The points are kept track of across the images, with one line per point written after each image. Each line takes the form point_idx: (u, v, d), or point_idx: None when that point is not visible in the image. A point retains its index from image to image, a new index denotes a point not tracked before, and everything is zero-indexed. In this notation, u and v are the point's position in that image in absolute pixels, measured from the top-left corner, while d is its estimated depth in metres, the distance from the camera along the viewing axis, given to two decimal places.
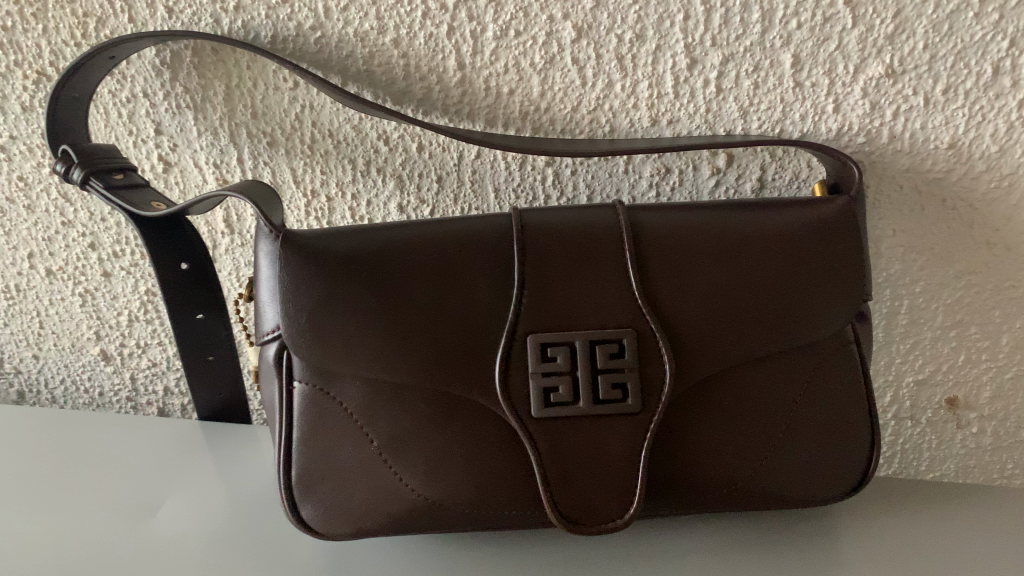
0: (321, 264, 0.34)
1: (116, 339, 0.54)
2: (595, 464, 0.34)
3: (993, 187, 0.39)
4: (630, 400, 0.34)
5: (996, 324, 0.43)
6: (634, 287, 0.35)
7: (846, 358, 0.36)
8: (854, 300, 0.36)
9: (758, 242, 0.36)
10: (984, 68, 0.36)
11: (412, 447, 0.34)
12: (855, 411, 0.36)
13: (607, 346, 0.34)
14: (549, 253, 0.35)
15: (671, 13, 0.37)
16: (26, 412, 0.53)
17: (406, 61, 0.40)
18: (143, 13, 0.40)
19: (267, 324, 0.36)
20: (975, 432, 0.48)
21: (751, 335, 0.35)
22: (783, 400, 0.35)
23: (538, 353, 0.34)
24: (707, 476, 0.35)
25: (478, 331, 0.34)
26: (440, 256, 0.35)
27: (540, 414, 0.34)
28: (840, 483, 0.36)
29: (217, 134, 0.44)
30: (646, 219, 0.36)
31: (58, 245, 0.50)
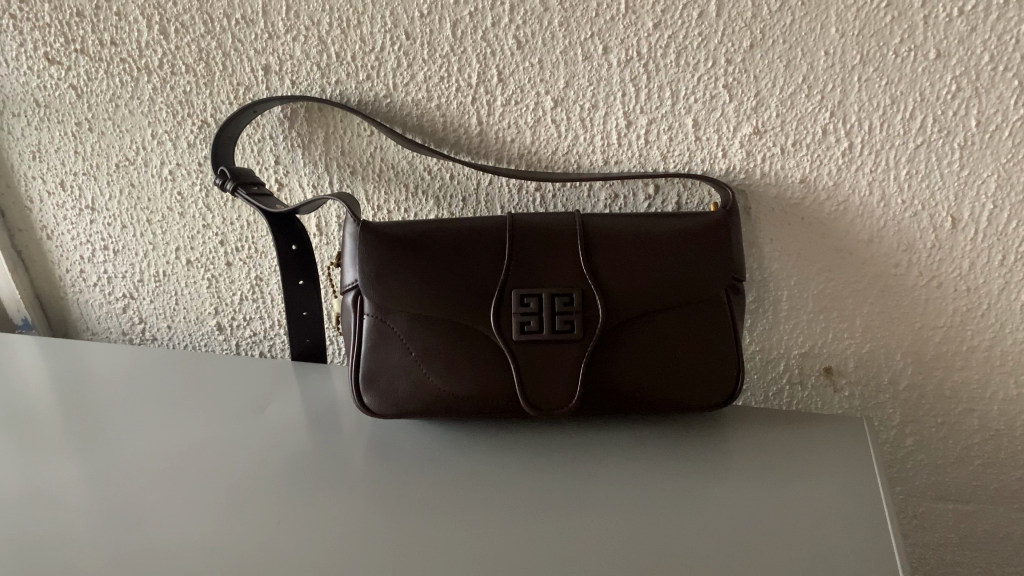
0: (384, 240, 0.55)
1: (229, 313, 0.75)
2: (552, 372, 0.53)
3: (834, 210, 0.58)
4: (576, 331, 0.53)
5: (850, 310, 0.62)
6: (582, 261, 0.54)
7: (723, 315, 0.55)
8: (728, 275, 0.55)
9: (666, 235, 0.54)
10: (817, 130, 0.56)
11: (436, 358, 0.54)
12: (727, 351, 0.55)
13: (562, 297, 0.53)
14: (529, 239, 0.55)
15: (614, 91, 0.57)
16: (159, 359, 0.73)
17: (445, 119, 0.61)
18: (276, 84, 0.62)
19: (347, 278, 0.56)
20: (847, 394, 0.65)
21: (658, 296, 0.54)
22: (679, 337, 0.54)
23: (519, 300, 0.53)
24: (626, 383, 0.54)
25: (481, 284, 0.54)
26: (458, 240, 0.55)
27: (518, 338, 0.53)
28: (716, 397, 0.55)
29: (316, 165, 0.65)
30: (594, 219, 0.56)
31: (198, 242, 0.71)
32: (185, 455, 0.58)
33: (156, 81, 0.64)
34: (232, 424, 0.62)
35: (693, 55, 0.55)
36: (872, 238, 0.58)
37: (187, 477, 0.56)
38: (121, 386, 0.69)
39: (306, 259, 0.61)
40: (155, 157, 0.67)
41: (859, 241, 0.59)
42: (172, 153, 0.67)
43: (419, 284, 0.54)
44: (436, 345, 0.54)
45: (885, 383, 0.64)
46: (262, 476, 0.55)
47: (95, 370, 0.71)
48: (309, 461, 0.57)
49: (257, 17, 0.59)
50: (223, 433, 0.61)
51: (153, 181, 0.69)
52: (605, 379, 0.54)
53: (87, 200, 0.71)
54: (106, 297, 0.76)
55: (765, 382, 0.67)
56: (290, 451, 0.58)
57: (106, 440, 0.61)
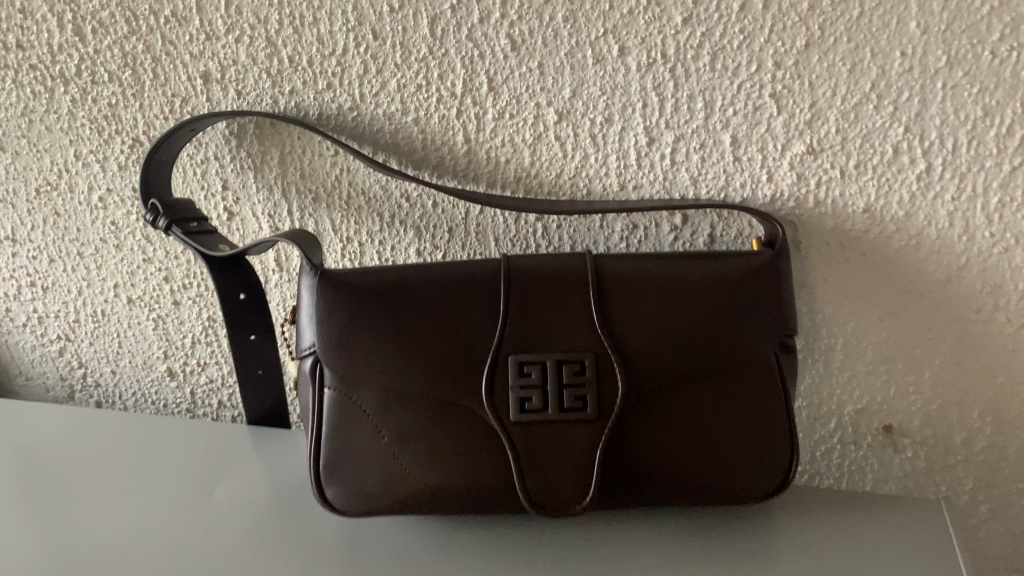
0: (350, 293, 0.44)
1: (181, 358, 0.64)
2: (560, 460, 0.42)
3: (904, 244, 0.47)
4: (589, 409, 0.42)
5: (918, 361, 0.51)
6: (596, 319, 0.43)
7: (772, 382, 0.44)
8: (776, 331, 0.44)
9: (699, 284, 0.44)
10: (886, 149, 0.45)
11: (416, 442, 0.43)
12: (777, 427, 0.44)
13: (572, 366, 0.43)
14: (530, 290, 0.44)
15: (632, 102, 0.46)
16: (108, 418, 0.63)
17: (424, 136, 0.50)
18: (219, 95, 0.51)
19: (302, 344, 0.45)
20: (911, 456, 0.54)
21: (690, 361, 0.43)
22: (719, 413, 0.43)
23: (517, 369, 0.43)
24: (653, 470, 0.43)
25: (470, 350, 0.43)
26: (441, 293, 0.44)
27: (517, 418, 0.42)
28: (765, 483, 0.44)
29: (272, 190, 0.54)
30: (609, 264, 0.45)
31: (139, 277, 0.60)
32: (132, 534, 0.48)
33: (76, 91, 0.53)
34: (192, 497, 0.52)
35: (732, 57, 0.44)
36: (950, 277, 0.47)
37: (136, 554, 0.46)
38: (64, 444, 0.59)
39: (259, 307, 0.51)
40: (81, 181, 0.56)
41: (934, 281, 0.48)
42: (100, 177, 0.56)
43: (393, 351, 0.43)
44: (415, 426, 0.43)
45: (958, 445, 0.53)
46: (226, 554, 0.46)
47: (35, 428, 0.61)
48: (280, 538, 0.47)
49: (191, 14, 0.48)
50: (181, 506, 0.51)
51: (81, 209, 0.58)
52: (627, 465, 0.43)
53: (8, 230, 0.60)
54: (39, 339, 0.66)
55: (811, 441, 0.56)
56: (257, 531, 0.48)
57: (39, 511, 0.51)
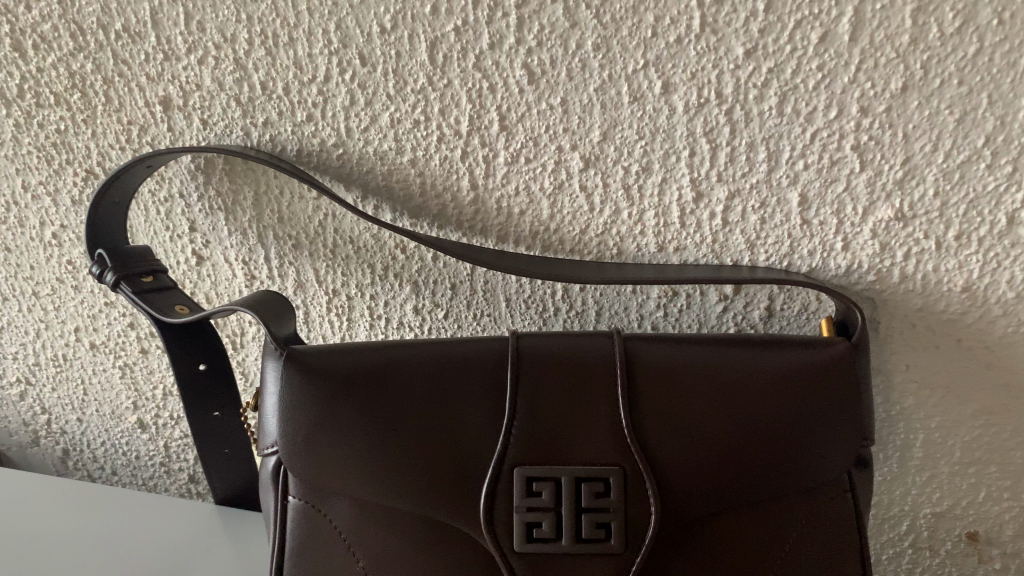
0: (322, 382, 0.36)
1: (152, 409, 0.57)
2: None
3: (1010, 331, 0.38)
4: (613, 540, 0.34)
5: (1016, 465, 0.42)
6: (624, 424, 0.35)
7: (843, 508, 0.35)
8: (853, 446, 0.35)
9: (754, 383, 0.35)
10: (997, 217, 0.35)
11: (398, 570, 0.35)
12: (849, 565, 0.35)
13: (592, 484, 0.34)
14: (543, 384, 0.36)
15: (676, 149, 0.37)
16: (58, 481, 0.55)
17: (422, 180, 0.41)
18: (181, 125, 0.43)
19: (265, 440, 0.37)
20: (998, 567, 0.46)
21: (741, 483, 0.35)
22: (773, 547, 0.35)
23: (524, 487, 0.35)
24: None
25: (468, 460, 0.35)
26: (434, 385, 0.36)
27: (523, 548, 0.34)
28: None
29: (246, 234, 0.46)
30: (643, 352, 0.36)
31: (102, 322, 0.53)
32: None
33: (18, 115, 0.45)
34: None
35: (805, 99, 0.34)
36: None
37: None
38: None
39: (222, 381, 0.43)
40: (31, 215, 0.49)
41: None
42: (52, 211, 0.48)
43: (373, 458, 0.35)
44: (399, 551, 0.35)
45: None
46: None
47: None
48: None
49: (146, 29, 0.40)
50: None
51: (33, 245, 0.50)
52: None
53: None
54: None
55: (876, 542, 0.47)
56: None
57: None
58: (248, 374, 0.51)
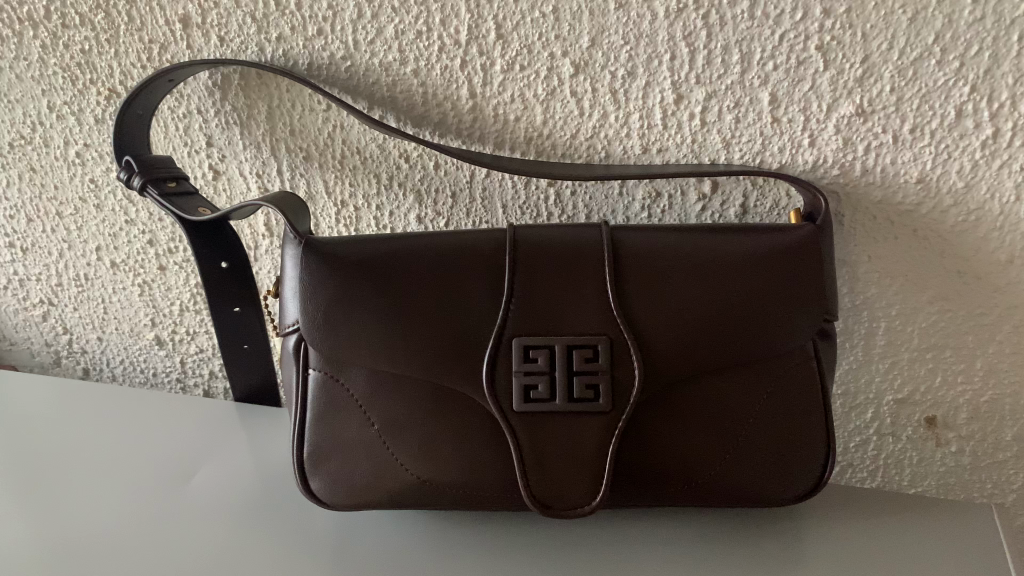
0: (337, 267, 0.40)
1: (169, 326, 0.60)
2: (567, 455, 0.38)
3: (962, 220, 0.42)
4: (601, 399, 0.38)
5: (969, 349, 0.46)
6: (610, 298, 0.39)
7: (807, 373, 0.39)
8: (816, 319, 0.39)
9: (728, 263, 0.39)
10: (947, 111, 0.39)
11: (410, 433, 0.39)
12: (812, 424, 0.39)
13: (583, 350, 0.38)
14: (537, 264, 0.39)
15: (659, 53, 0.41)
16: (85, 388, 0.59)
17: (425, 90, 0.45)
18: (199, 42, 0.46)
19: (287, 320, 0.42)
20: (954, 450, 0.50)
21: (716, 349, 0.38)
22: (744, 407, 0.39)
23: (522, 354, 0.38)
24: (671, 471, 0.39)
25: (471, 333, 0.39)
26: (439, 268, 0.40)
27: (521, 408, 0.38)
28: (797, 486, 0.40)
29: (260, 147, 0.49)
30: (627, 237, 0.40)
31: (122, 240, 0.56)
32: (111, 521, 0.44)
33: (45, 36, 0.48)
34: (174, 479, 0.48)
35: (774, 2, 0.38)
36: (1012, 259, 0.42)
37: (88, 535, 0.43)
38: (40, 410, 0.56)
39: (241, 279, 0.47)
40: (56, 135, 0.52)
41: (993, 262, 0.43)
42: (76, 130, 0.52)
43: (386, 334, 0.39)
44: (410, 416, 0.39)
45: (1008, 440, 0.49)
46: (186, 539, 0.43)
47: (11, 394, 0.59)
48: (253, 523, 0.44)
49: None
50: (162, 490, 0.47)
51: (57, 165, 0.54)
52: (642, 465, 0.39)
53: None
54: (21, 303, 0.62)
55: (845, 431, 0.51)
56: (244, 516, 0.45)
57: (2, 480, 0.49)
58: (261, 284, 0.54)
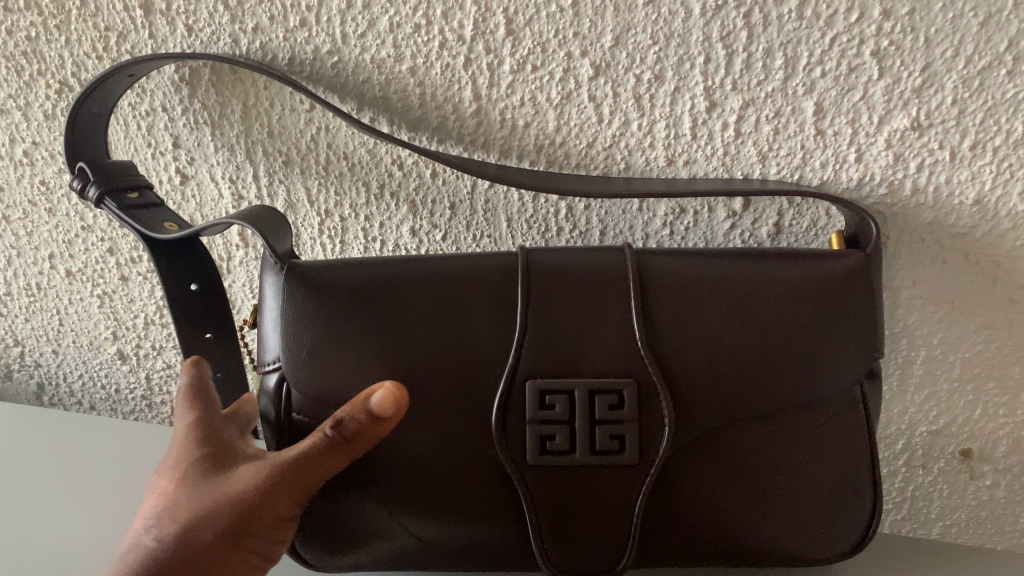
0: (325, 297, 0.35)
1: (132, 340, 0.55)
2: (586, 512, 0.34)
3: (1019, 245, 0.38)
4: (627, 452, 0.34)
5: (1014, 381, 0.42)
6: (638, 334, 0.34)
7: (854, 419, 0.35)
8: (865, 358, 0.35)
9: (769, 293, 0.35)
10: (1014, 126, 0.35)
11: (409, 489, 0.35)
12: (858, 476, 0.35)
13: (607, 397, 0.34)
14: (554, 295, 0.35)
15: (691, 56, 0.36)
16: (70, 419, 0.56)
17: (422, 90, 0.39)
18: (163, 31, 0.40)
19: (266, 357, 0.36)
20: (989, 484, 0.46)
21: (754, 392, 0.34)
22: (784, 456, 0.35)
23: (537, 400, 0.34)
24: (701, 526, 0.35)
25: (479, 374, 0.34)
26: (443, 298, 0.35)
27: (535, 461, 0.34)
28: (838, 543, 0.36)
29: (234, 150, 0.44)
30: (656, 261, 0.35)
31: (78, 248, 0.51)
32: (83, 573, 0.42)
33: None
34: None
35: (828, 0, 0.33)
36: None
37: None
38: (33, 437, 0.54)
39: (211, 304, 0.43)
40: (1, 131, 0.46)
41: None
42: (23, 126, 0.46)
43: (381, 374, 0.34)
44: (409, 467, 0.35)
45: None
46: None
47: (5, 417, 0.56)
48: None
49: None
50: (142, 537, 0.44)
51: (3, 165, 0.48)
52: (669, 521, 0.35)
53: None
54: None
55: None
56: None
57: None
58: (235, 299, 0.49)
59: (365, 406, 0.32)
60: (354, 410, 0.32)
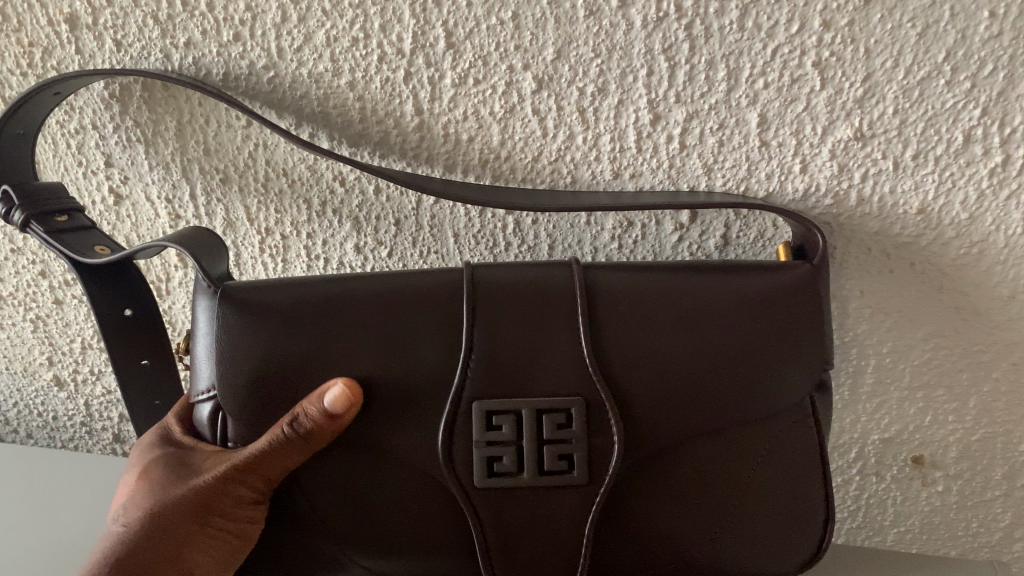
0: (263, 320, 0.34)
1: (69, 365, 0.53)
2: (536, 533, 0.34)
3: (963, 253, 0.38)
4: (576, 472, 0.33)
5: (962, 388, 0.42)
6: (586, 353, 0.33)
7: (803, 434, 0.35)
8: (814, 371, 0.34)
9: (718, 308, 0.34)
10: (954, 136, 0.35)
11: (357, 514, 0.35)
12: (809, 491, 0.35)
13: (554, 416, 0.33)
14: (499, 313, 0.34)
15: (633, 68, 0.35)
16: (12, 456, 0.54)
17: (363, 105, 0.38)
18: (91, 46, 0.39)
19: (201, 384, 0.36)
20: (941, 490, 0.47)
21: (704, 410, 0.34)
22: (734, 473, 0.34)
23: (483, 421, 0.33)
24: (657, 546, 0.35)
25: (424, 397, 0.33)
26: (386, 319, 0.34)
27: (483, 483, 0.33)
28: (791, 560, 0.35)
29: (169, 168, 0.42)
30: (604, 276, 0.35)
31: (8, 271, 0.49)
32: None
33: None
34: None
35: (767, 12, 0.33)
36: (1014, 295, 0.39)
37: None
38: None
39: (146, 329, 0.42)
40: None
41: (994, 297, 0.39)
42: None
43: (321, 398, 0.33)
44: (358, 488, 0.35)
45: (997, 479, 0.45)
46: None
47: None
48: None
49: None
50: None
51: None
52: (621, 542, 0.35)
53: None
54: None
55: None
56: None
57: None
58: (176, 321, 0.48)
59: (319, 405, 0.32)
60: (306, 404, 0.33)
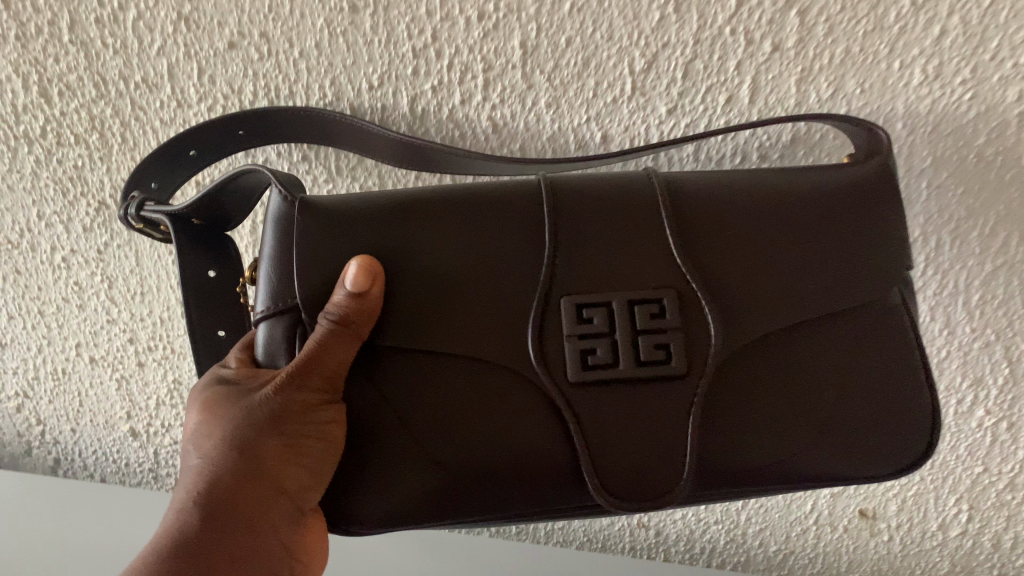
0: (369, 225, 0.38)
1: (144, 419, 0.62)
2: (638, 423, 0.37)
3: None
4: (671, 359, 0.37)
5: None
6: (677, 256, 0.38)
7: (893, 318, 0.39)
8: (892, 260, 0.38)
9: (797, 204, 0.39)
10: None
11: (456, 420, 0.37)
12: (905, 372, 0.39)
13: (647, 307, 0.37)
14: (581, 218, 0.39)
15: None
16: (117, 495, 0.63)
17: None
18: (189, 162, 0.49)
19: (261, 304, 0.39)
20: (886, 539, 0.55)
21: (798, 301, 0.38)
22: (832, 363, 0.38)
23: (577, 314, 0.37)
24: (769, 446, 0.38)
25: (517, 292, 0.38)
26: (480, 220, 0.39)
27: (578, 378, 0.37)
28: (903, 443, 0.38)
29: None
30: (688, 189, 0.39)
31: (101, 338, 0.58)
32: None
33: (40, 152, 0.51)
34: None
35: (716, 148, 0.44)
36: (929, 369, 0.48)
37: None
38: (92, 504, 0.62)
39: None
40: (43, 241, 0.55)
41: None
42: (63, 237, 0.54)
43: (421, 300, 0.38)
44: (456, 391, 0.37)
45: (933, 530, 0.53)
46: None
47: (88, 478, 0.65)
48: None
49: (162, 81, 0.46)
50: None
51: (42, 269, 0.56)
52: (727, 436, 0.37)
53: None
54: None
55: (786, 521, 0.56)
56: None
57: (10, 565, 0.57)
58: None
59: (343, 290, 0.36)
60: (334, 295, 0.36)
